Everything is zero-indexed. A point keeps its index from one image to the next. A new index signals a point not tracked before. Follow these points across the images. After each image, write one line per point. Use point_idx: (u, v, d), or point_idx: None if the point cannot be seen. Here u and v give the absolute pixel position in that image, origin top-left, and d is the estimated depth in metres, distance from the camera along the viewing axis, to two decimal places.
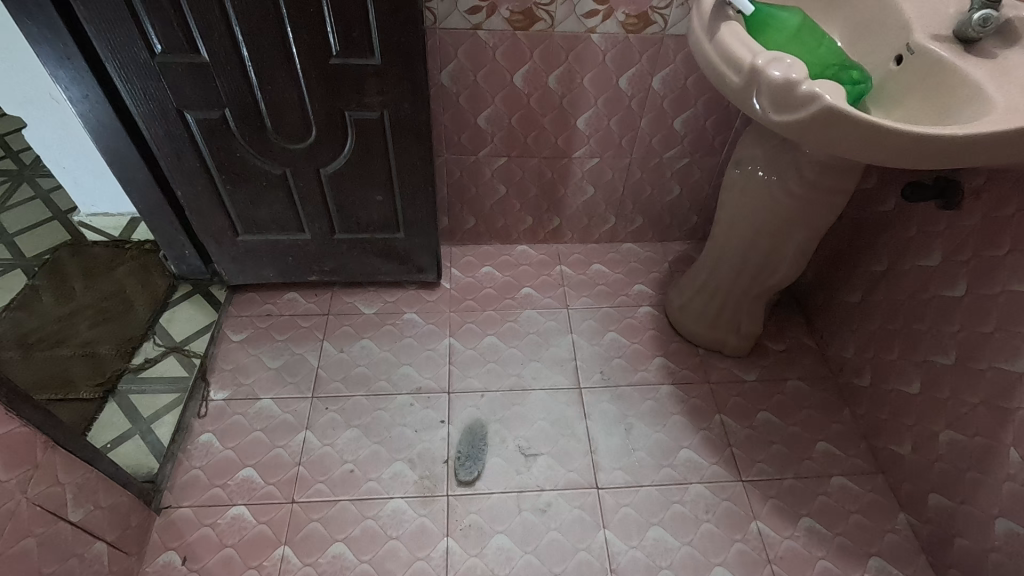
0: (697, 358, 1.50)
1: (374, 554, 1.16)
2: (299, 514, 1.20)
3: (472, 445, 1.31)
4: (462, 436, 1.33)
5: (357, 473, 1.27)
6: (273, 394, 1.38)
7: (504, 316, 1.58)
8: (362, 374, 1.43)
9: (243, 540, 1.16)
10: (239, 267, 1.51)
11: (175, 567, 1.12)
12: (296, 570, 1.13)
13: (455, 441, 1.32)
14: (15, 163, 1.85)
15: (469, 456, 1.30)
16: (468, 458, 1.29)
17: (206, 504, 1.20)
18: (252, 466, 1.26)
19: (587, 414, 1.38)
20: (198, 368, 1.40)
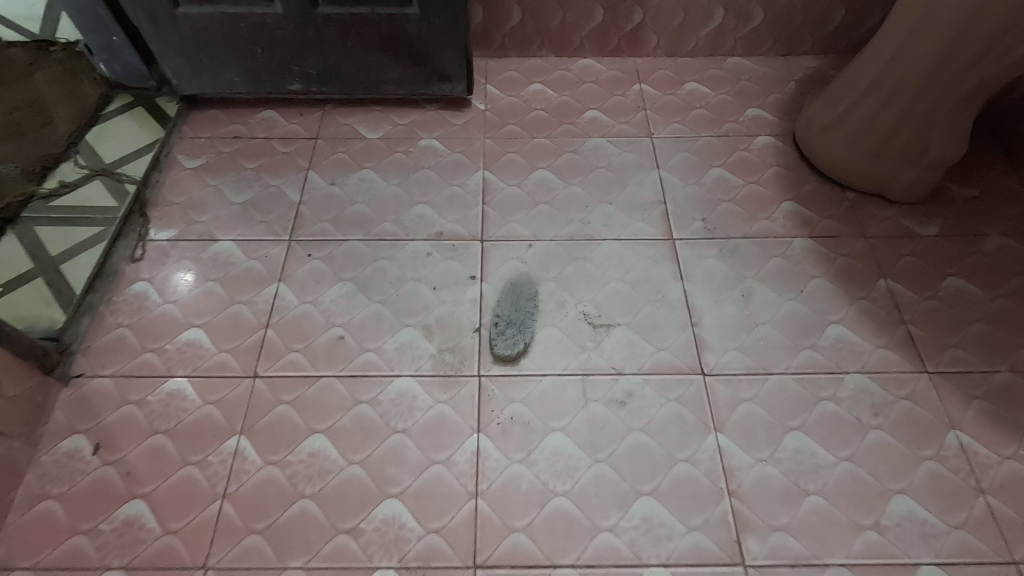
0: (846, 205, 1.02)
1: (370, 453, 0.78)
2: (264, 393, 0.83)
3: (519, 307, 0.90)
4: (504, 297, 0.91)
5: (349, 341, 0.87)
6: (236, 234, 0.98)
7: (560, 146, 1.11)
8: (360, 214, 1.01)
9: (182, 425, 0.80)
10: (191, 65, 1.07)
11: (83, 459, 0.77)
12: (254, 472, 0.77)
13: (491, 305, 0.91)
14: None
15: (513, 323, 0.88)
16: (510, 325, 0.88)
17: (133, 374, 0.84)
18: (201, 327, 0.88)
19: (685, 276, 0.94)
20: (132, 198, 1.00)
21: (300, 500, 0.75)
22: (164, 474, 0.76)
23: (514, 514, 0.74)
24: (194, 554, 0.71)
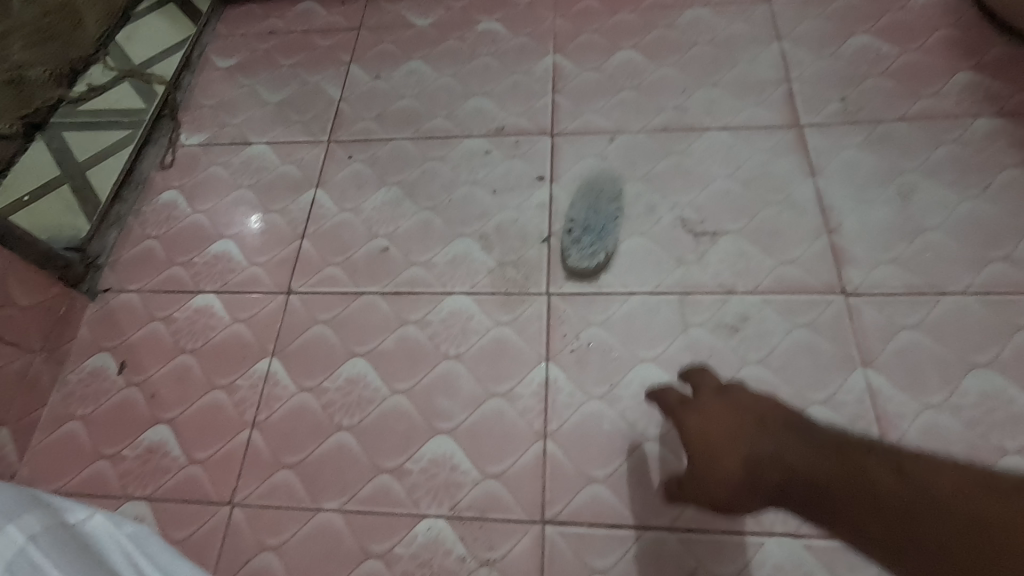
0: None
1: (417, 381, 0.65)
2: (298, 311, 0.71)
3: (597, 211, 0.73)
4: (579, 199, 0.74)
5: (393, 253, 0.73)
6: (270, 137, 0.86)
7: (649, 21, 0.89)
8: (407, 110, 0.85)
9: (209, 345, 0.70)
10: None
11: (107, 378, 0.69)
12: (287, 399, 0.66)
13: (562, 210, 0.73)
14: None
15: (590, 230, 0.71)
16: (588, 232, 0.71)
17: (160, 289, 0.75)
18: (231, 238, 0.77)
19: (818, 170, 0.72)
20: (161, 101, 0.90)
21: (336, 432, 0.63)
22: (190, 397, 0.67)
23: (593, 461, 0.59)
24: (220, 488, 0.62)
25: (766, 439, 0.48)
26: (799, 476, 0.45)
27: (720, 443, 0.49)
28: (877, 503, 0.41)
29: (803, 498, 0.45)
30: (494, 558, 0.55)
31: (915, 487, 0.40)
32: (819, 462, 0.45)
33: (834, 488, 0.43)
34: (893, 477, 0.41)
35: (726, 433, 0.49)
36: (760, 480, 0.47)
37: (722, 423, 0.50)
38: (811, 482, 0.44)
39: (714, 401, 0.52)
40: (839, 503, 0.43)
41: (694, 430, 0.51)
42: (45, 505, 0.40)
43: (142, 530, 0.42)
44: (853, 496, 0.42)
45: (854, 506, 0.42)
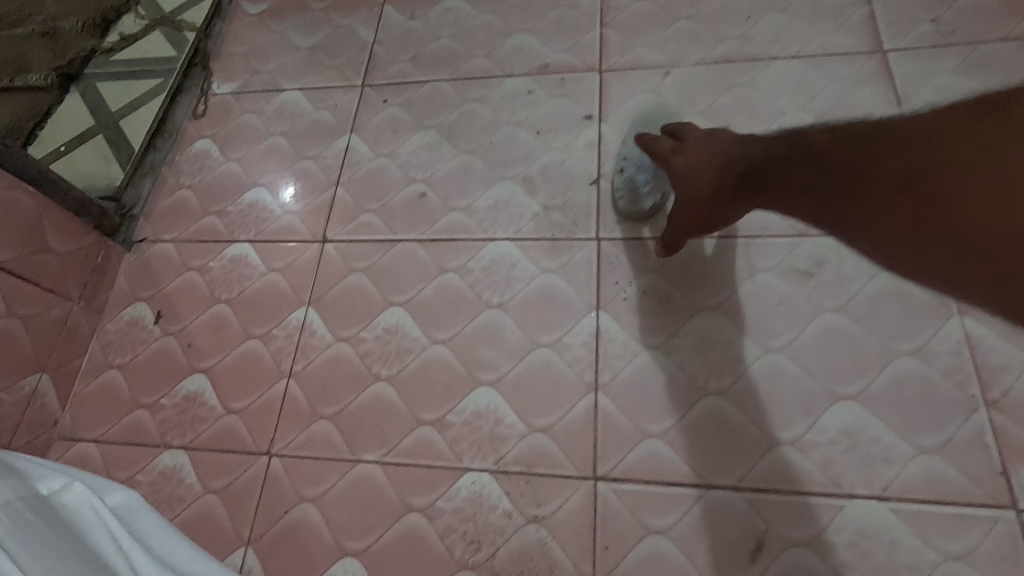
0: None
1: (459, 331, 0.61)
2: (334, 260, 0.68)
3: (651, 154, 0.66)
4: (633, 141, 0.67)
5: (432, 199, 0.69)
6: (303, 82, 0.82)
7: None
8: (444, 51, 0.80)
9: (245, 294, 0.68)
10: None
11: (144, 328, 0.68)
12: (323, 349, 0.63)
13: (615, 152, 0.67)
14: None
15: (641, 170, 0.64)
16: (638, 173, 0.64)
17: (195, 239, 0.73)
18: (265, 186, 0.75)
19: (905, 100, 0.64)
20: (192, 49, 0.87)
21: (375, 382, 0.60)
22: (226, 347, 0.65)
23: (650, 416, 0.54)
24: (258, 438, 0.60)
25: (731, 152, 0.51)
26: (754, 163, 0.48)
27: (696, 171, 0.53)
28: (825, 163, 0.42)
29: (760, 188, 0.47)
30: (542, 515, 0.52)
31: (866, 136, 0.41)
32: (779, 143, 0.47)
33: (787, 154, 0.45)
34: (836, 135, 0.43)
35: (699, 159, 0.53)
36: (725, 180, 0.50)
37: (702, 159, 0.53)
38: (771, 159, 0.46)
39: (697, 140, 0.55)
40: (791, 169, 0.44)
41: (678, 168, 0.55)
42: (17, 475, 0.38)
43: (129, 499, 0.41)
44: (804, 155, 0.44)
45: (808, 172, 0.43)
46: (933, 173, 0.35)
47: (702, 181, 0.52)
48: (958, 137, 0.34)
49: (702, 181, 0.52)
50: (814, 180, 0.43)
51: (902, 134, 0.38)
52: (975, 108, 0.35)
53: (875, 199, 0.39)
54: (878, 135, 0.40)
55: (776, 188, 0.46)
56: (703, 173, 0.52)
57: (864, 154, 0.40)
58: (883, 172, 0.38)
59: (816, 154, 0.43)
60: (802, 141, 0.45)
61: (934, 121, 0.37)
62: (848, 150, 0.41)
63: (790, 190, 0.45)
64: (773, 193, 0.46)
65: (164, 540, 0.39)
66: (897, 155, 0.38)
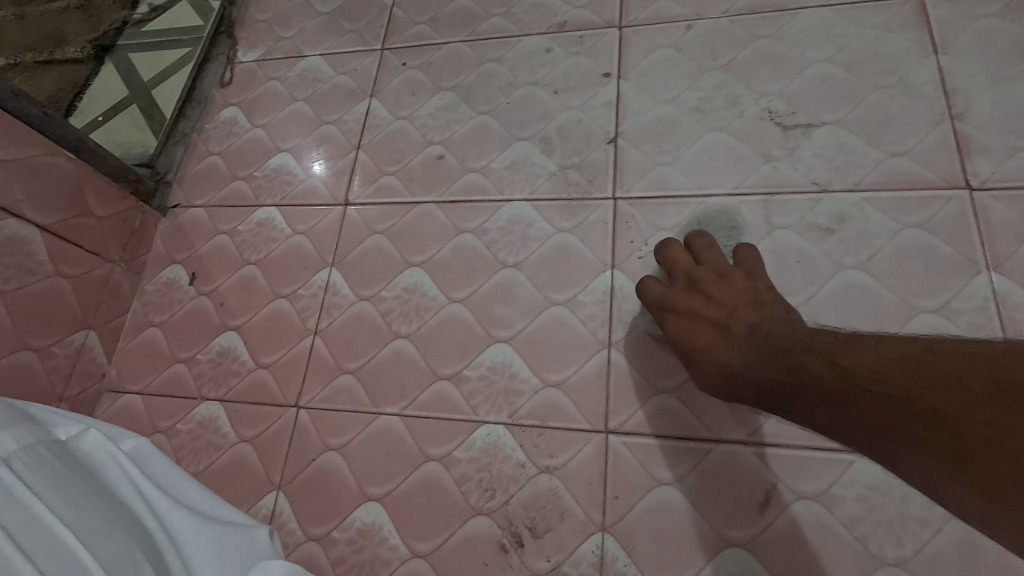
0: None
1: (475, 290, 0.62)
2: (355, 222, 0.70)
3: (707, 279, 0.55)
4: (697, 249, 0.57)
5: (449, 160, 0.70)
6: (323, 48, 0.83)
7: None
8: (462, 11, 0.80)
9: (272, 256, 0.70)
10: None
11: (180, 288, 0.71)
12: (346, 308, 0.65)
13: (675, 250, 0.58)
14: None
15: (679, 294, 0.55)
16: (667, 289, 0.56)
17: (225, 203, 0.75)
18: (289, 152, 0.76)
19: (942, 47, 0.60)
20: (217, 16, 0.89)
21: (395, 340, 0.62)
22: (255, 306, 0.68)
23: (661, 371, 0.54)
24: (287, 391, 0.63)
25: (725, 345, 0.47)
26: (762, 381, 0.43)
27: (697, 348, 0.49)
28: (825, 407, 0.38)
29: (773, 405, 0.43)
30: (555, 465, 0.53)
31: (860, 380, 0.36)
32: (775, 359, 0.42)
33: (793, 389, 0.40)
34: (832, 374, 0.38)
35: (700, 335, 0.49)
36: (728, 380, 0.46)
37: (705, 339, 0.48)
38: (775, 389, 0.42)
39: (683, 298, 0.51)
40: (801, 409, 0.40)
41: (675, 337, 0.51)
42: (33, 421, 0.38)
43: (142, 446, 0.42)
44: (805, 394, 0.39)
45: (816, 411, 0.39)
46: (952, 465, 0.31)
47: (706, 369, 0.48)
48: (980, 437, 0.29)
49: (708, 370, 0.48)
50: (826, 425, 0.39)
51: (912, 409, 0.33)
52: (980, 396, 0.30)
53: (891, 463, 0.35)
54: (874, 380, 0.35)
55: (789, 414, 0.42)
56: (704, 359, 0.48)
57: (863, 411, 0.35)
58: (900, 442, 0.33)
59: (814, 394, 0.39)
60: (800, 370, 0.40)
61: (937, 396, 0.32)
62: (866, 410, 0.35)
63: (802, 419, 0.41)
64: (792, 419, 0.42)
65: (175, 480, 0.41)
66: (904, 425, 0.33)
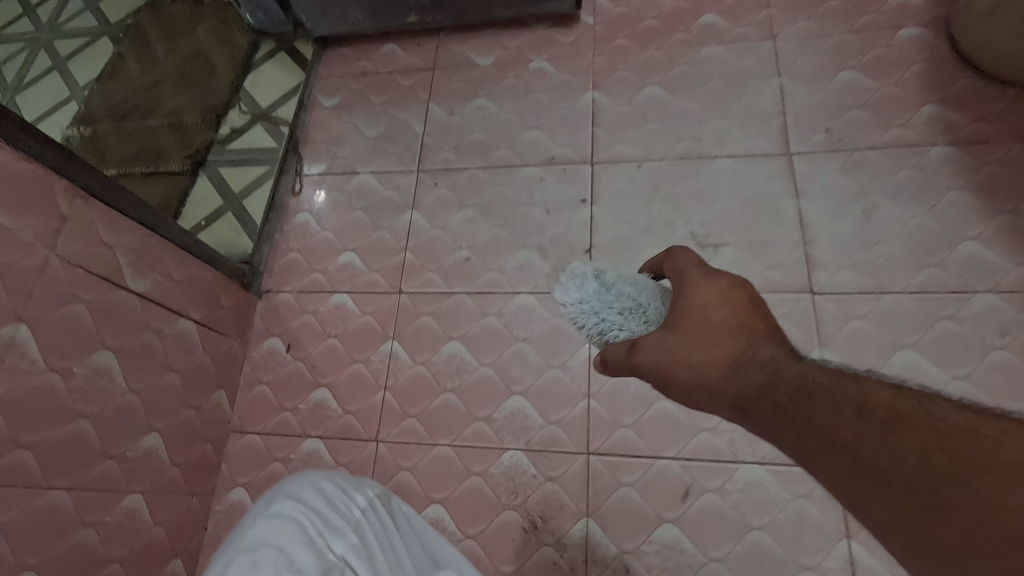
0: (1004, 105, 0.91)
1: (498, 357, 0.91)
2: (408, 306, 0.98)
3: (629, 333, 0.74)
4: (645, 299, 0.74)
5: (474, 262, 0.99)
6: (372, 167, 1.11)
7: (672, 58, 1.08)
8: (477, 143, 1.09)
9: (347, 330, 0.98)
10: (320, 6, 1.16)
11: (279, 355, 0.99)
12: (406, 369, 0.94)
13: (634, 289, 0.75)
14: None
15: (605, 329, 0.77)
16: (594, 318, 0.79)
17: (307, 289, 1.03)
18: (353, 251, 1.04)
19: (801, 192, 0.92)
20: (287, 139, 1.16)
21: (443, 393, 0.91)
22: (339, 368, 0.96)
23: (623, 413, 0.84)
24: (368, 429, 0.91)
25: (744, 341, 0.57)
26: (801, 392, 0.51)
27: (715, 326, 0.58)
28: (857, 417, 0.46)
29: (772, 412, 0.52)
30: (556, 475, 0.83)
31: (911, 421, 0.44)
32: (831, 386, 0.49)
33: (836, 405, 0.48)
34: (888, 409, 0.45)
35: (722, 315, 0.59)
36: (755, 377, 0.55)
37: (726, 322, 0.58)
38: (810, 395, 0.50)
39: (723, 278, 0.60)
40: (811, 411, 0.49)
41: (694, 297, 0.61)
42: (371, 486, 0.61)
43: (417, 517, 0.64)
44: (848, 414, 0.47)
45: (827, 416, 0.48)
46: (948, 491, 0.39)
47: (726, 350, 0.57)
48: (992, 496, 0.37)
49: (722, 352, 0.57)
50: (836, 433, 0.47)
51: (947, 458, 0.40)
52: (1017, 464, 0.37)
53: (880, 487, 0.43)
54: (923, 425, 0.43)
55: (786, 419, 0.50)
56: (722, 334, 0.58)
57: (898, 428, 0.44)
58: (912, 477, 0.41)
59: (848, 404, 0.47)
60: (857, 392, 0.48)
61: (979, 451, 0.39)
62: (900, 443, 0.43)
63: (802, 424, 0.49)
64: (792, 422, 0.50)
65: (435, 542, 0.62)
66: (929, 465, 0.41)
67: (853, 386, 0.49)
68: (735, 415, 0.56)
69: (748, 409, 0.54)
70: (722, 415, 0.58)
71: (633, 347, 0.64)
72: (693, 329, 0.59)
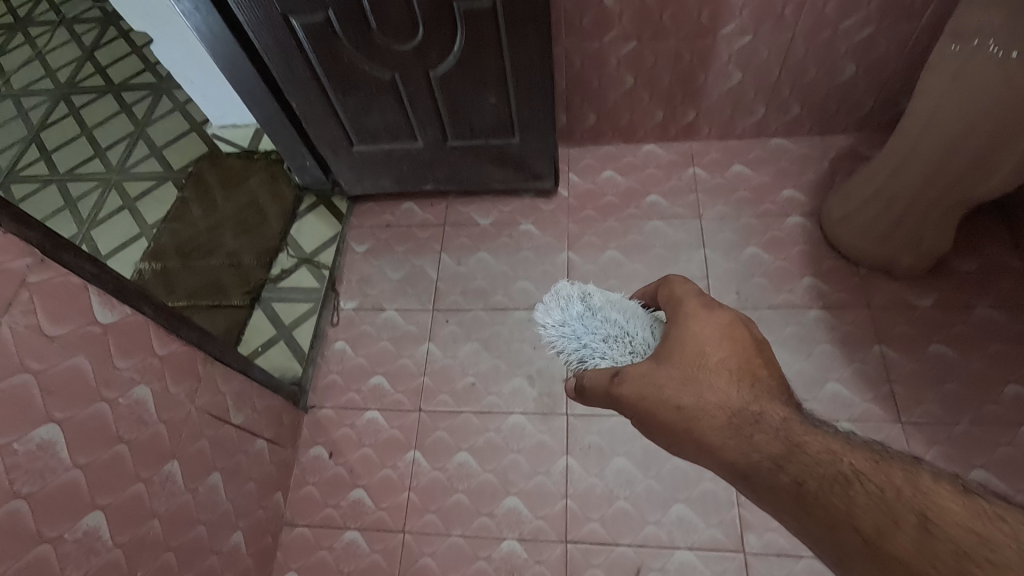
0: (857, 279, 1.28)
1: (497, 465, 1.20)
2: (427, 422, 1.27)
3: (612, 361, 0.86)
4: (631, 330, 0.87)
5: (478, 386, 1.29)
6: (396, 305, 1.42)
7: (626, 228, 1.44)
8: (480, 288, 1.41)
9: (379, 441, 1.26)
10: (357, 176, 1.49)
11: (323, 460, 1.25)
12: (426, 473, 1.21)
13: (637, 323, 0.88)
14: (14, 107, 1.92)
15: (587, 354, 0.88)
16: (579, 342, 0.90)
17: (345, 406, 1.31)
18: (382, 375, 1.33)
19: None
20: (327, 279, 1.47)
21: (455, 493, 1.19)
22: (372, 473, 1.23)
23: (592, 510, 1.14)
24: (396, 523, 1.17)
25: (749, 398, 0.68)
26: (839, 484, 0.56)
27: (711, 363, 0.71)
28: (915, 532, 0.50)
29: (795, 501, 0.58)
30: (542, 559, 1.11)
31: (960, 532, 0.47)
32: (875, 484, 0.54)
33: (879, 507, 0.53)
34: (942, 521, 0.49)
35: (718, 354, 0.72)
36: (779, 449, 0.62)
37: (728, 374, 0.70)
38: (845, 487, 0.56)
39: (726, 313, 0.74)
40: (854, 511, 0.54)
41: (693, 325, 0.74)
42: None
43: None
44: (900, 518, 0.51)
45: (875, 523, 0.52)
46: None
47: (740, 421, 0.66)
48: None
49: (733, 423, 0.66)
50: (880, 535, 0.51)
51: None
52: None
53: None
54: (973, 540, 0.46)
55: (822, 511, 0.56)
56: (718, 376, 0.70)
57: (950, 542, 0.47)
58: None
59: (909, 518, 0.51)
60: (902, 492, 0.53)
61: None
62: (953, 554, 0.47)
63: (843, 526, 0.54)
64: (827, 512, 0.56)
65: None
66: None
67: (903, 488, 0.53)
68: (736, 478, 0.65)
69: (771, 491, 0.61)
70: (724, 474, 0.67)
71: (615, 375, 0.77)
72: (689, 369, 0.72)
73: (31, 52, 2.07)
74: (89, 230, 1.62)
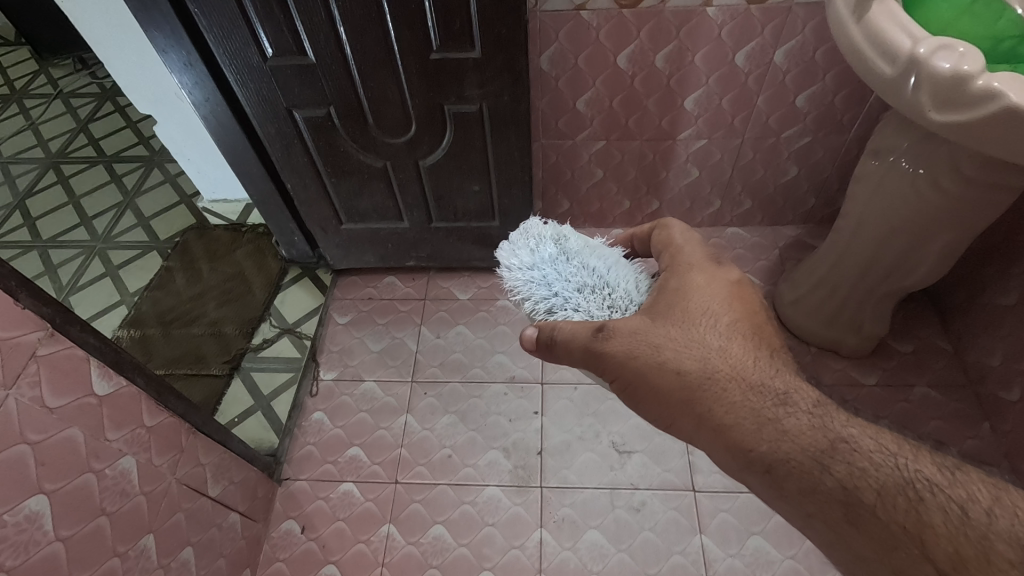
0: (808, 358, 1.39)
1: (472, 538, 1.21)
2: (402, 494, 1.27)
3: (588, 314, 0.77)
4: (611, 280, 0.80)
5: (455, 458, 1.32)
6: (376, 376, 1.45)
7: None
8: (458, 361, 1.47)
9: (353, 514, 1.26)
10: (344, 252, 1.56)
11: (294, 535, 1.24)
12: (401, 548, 1.21)
13: (621, 277, 0.80)
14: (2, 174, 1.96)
15: (558, 302, 0.79)
16: (550, 290, 0.79)
17: (320, 478, 1.31)
18: (359, 447, 1.35)
19: None
20: (309, 349, 1.50)
21: (429, 568, 1.18)
22: (345, 548, 1.22)
23: None
24: None
25: (772, 372, 0.71)
26: (911, 493, 0.59)
27: (713, 320, 0.74)
28: (1011, 566, 0.51)
29: (843, 512, 0.61)
30: None
31: None
32: (957, 500, 0.57)
33: (962, 524, 0.55)
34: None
35: (727, 319, 0.74)
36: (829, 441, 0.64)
37: (738, 351, 0.72)
38: (918, 498, 0.58)
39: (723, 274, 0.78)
40: (930, 523, 0.57)
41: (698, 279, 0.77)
42: None
43: None
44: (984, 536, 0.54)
45: (952, 539, 0.55)
46: None
47: (764, 407, 0.68)
48: None
49: (753, 407, 0.68)
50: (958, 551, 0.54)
51: None
52: None
53: None
54: None
55: (882, 521, 0.59)
56: (735, 347, 0.72)
57: None
58: None
59: (1006, 550, 0.52)
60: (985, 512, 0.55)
61: None
62: None
63: (908, 546, 0.57)
64: (892, 518, 0.59)
65: None
66: None
67: (995, 514, 0.55)
68: (757, 471, 0.67)
69: (810, 494, 0.63)
70: (729, 455, 0.69)
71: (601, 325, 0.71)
72: (692, 332, 0.73)
73: (24, 122, 2.13)
74: (68, 296, 1.63)
